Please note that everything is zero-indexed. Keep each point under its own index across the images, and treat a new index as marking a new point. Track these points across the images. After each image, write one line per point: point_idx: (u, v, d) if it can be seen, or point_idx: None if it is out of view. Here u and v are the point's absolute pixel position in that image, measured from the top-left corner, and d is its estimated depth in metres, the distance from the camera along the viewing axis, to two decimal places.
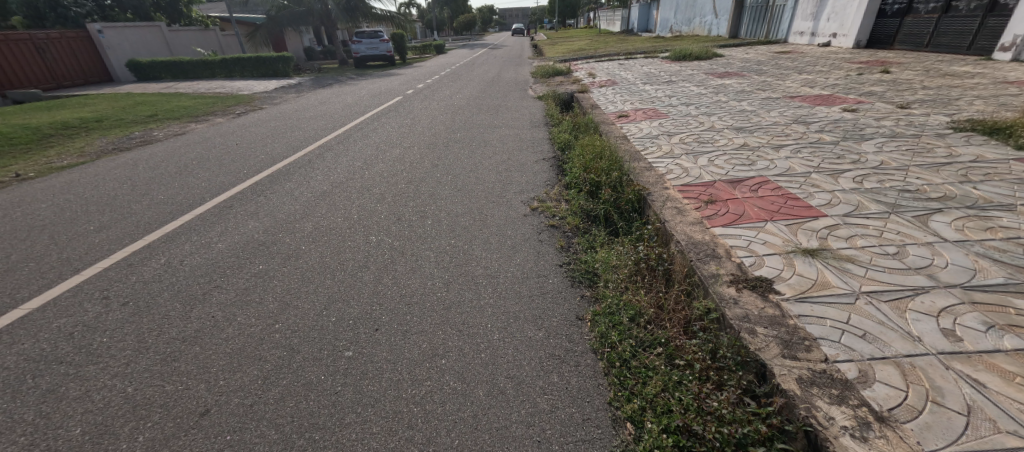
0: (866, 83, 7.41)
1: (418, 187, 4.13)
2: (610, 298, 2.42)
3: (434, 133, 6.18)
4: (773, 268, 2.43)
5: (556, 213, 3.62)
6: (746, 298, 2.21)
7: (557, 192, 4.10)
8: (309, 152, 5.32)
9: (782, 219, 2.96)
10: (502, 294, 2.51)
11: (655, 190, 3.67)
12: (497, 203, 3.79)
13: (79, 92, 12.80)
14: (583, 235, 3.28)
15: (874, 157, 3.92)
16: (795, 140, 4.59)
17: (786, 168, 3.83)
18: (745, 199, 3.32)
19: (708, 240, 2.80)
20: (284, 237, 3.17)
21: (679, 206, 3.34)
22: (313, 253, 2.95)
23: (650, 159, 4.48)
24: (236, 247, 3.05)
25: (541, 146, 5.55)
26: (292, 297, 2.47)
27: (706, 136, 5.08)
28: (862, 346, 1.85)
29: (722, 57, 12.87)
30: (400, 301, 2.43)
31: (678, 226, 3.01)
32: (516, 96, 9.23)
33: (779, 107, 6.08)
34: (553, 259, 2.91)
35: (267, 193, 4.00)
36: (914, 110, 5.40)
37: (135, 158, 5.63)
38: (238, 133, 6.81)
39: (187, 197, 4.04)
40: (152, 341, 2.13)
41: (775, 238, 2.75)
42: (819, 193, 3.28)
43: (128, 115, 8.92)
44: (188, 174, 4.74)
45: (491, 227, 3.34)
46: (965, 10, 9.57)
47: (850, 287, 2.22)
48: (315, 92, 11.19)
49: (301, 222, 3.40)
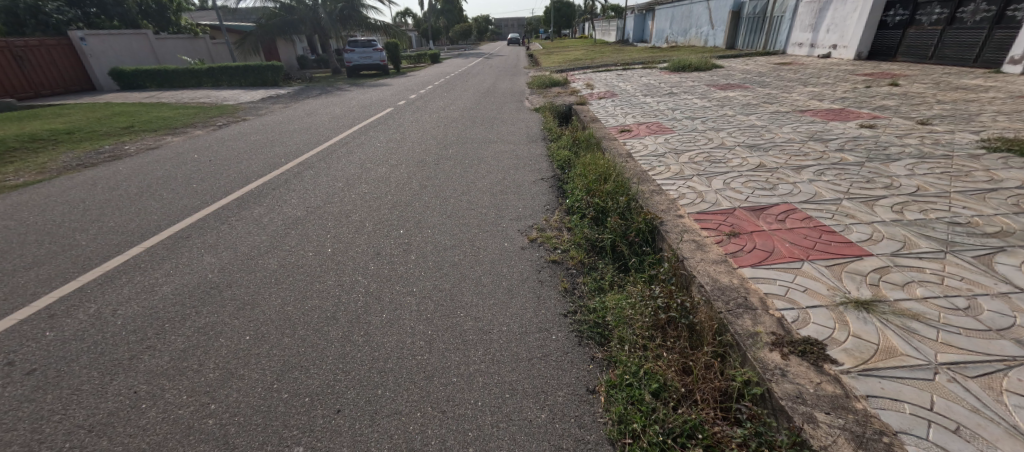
0: (876, 97, 7.09)
1: (402, 213, 3.70)
2: (628, 363, 2.01)
3: (424, 149, 5.76)
4: (822, 327, 2.02)
5: (558, 245, 3.20)
6: (795, 368, 1.80)
7: (558, 218, 3.67)
8: (286, 171, 4.87)
9: (819, 257, 2.56)
10: (496, 358, 2.08)
11: (668, 218, 3.27)
12: (491, 233, 3.36)
13: (56, 101, 12.26)
14: (588, 273, 2.87)
15: (908, 181, 3.54)
16: (815, 160, 4.22)
17: (812, 194, 3.44)
18: (772, 232, 2.92)
19: (737, 285, 2.40)
20: (242, 278, 2.73)
21: (697, 238, 2.94)
22: (274, 299, 2.51)
23: (659, 180, 4.10)
24: (181, 293, 2.59)
25: (539, 164, 5.16)
26: (238, 363, 2.02)
27: (718, 154, 4.69)
28: (961, 447, 1.44)
29: (722, 68, 12.60)
30: (370, 368, 1.99)
31: (701, 266, 2.60)
32: (512, 108, 8.84)
33: (791, 122, 5.72)
34: (556, 307, 2.48)
35: (232, 220, 3.57)
36: (937, 127, 5.05)
37: (97, 175, 5.16)
38: (214, 148, 6.35)
39: (140, 225, 3.58)
40: (49, 431, 1.69)
41: (817, 283, 2.34)
42: (857, 225, 2.89)
43: (103, 126, 8.44)
44: (149, 196, 4.28)
45: (483, 264, 2.91)
46: (970, 22, 9.35)
47: (925, 356, 1.81)
48: (303, 102, 10.77)
49: (264, 258, 2.96)
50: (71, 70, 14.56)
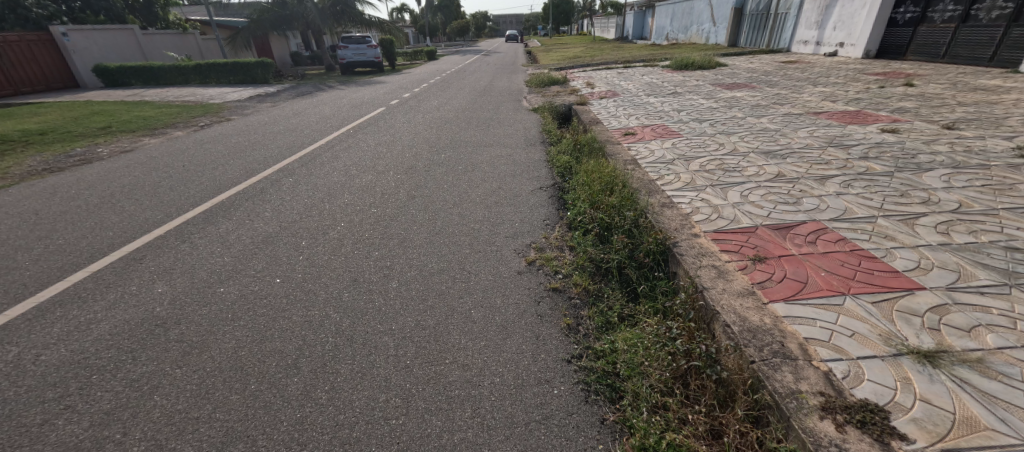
0: (892, 98, 6.73)
1: (385, 230, 3.33)
2: (647, 430, 1.66)
3: (415, 154, 5.38)
4: (881, 386, 1.68)
5: (559, 269, 2.83)
6: (856, 446, 1.45)
7: (559, 235, 3.31)
8: (264, 178, 4.49)
9: (863, 291, 2.21)
10: (486, 423, 1.72)
11: (681, 237, 2.90)
12: (484, 254, 3.00)
13: (35, 99, 11.79)
14: (594, 304, 2.52)
15: (946, 195, 3.20)
16: (839, 169, 3.87)
17: (843, 210, 3.09)
18: (804, 257, 2.56)
19: (770, 326, 2.04)
20: (193, 313, 2.36)
21: (718, 263, 2.59)
22: (228, 341, 2.14)
23: (669, 191, 3.75)
24: (119, 333, 2.22)
25: (538, 170, 4.80)
26: (172, 433, 1.66)
27: (731, 162, 4.33)
28: None
29: (726, 67, 12.23)
30: (332, 439, 1.63)
31: (724, 300, 2.24)
32: (509, 109, 8.45)
33: (806, 126, 5.36)
34: (558, 350, 2.13)
35: (195, 238, 3.21)
36: (965, 132, 4.70)
37: (59, 183, 4.77)
38: (191, 151, 5.95)
39: (92, 243, 3.21)
40: None
41: (867, 325, 1.98)
42: (900, 249, 2.54)
43: (78, 127, 8.01)
44: (110, 208, 3.90)
45: (474, 294, 2.54)
46: (985, 19, 9.00)
47: (1017, 431, 1.47)
48: (292, 101, 10.37)
49: (223, 287, 2.58)
50: (53, 67, 14.11)
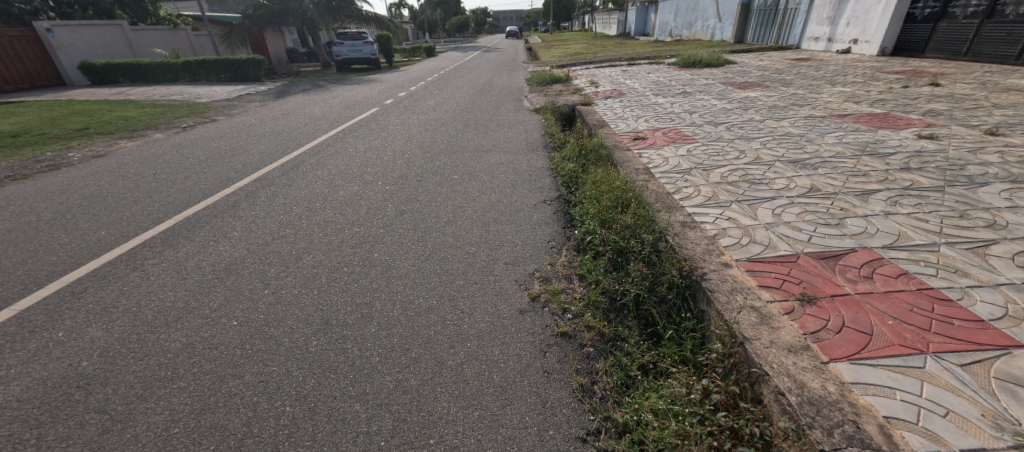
0: (920, 98, 6.30)
1: (368, 255, 2.91)
2: None
3: (406, 160, 4.96)
4: None
5: (568, 307, 2.41)
6: None
7: (567, 260, 2.89)
8: (239, 189, 4.09)
9: (946, 350, 1.79)
10: None
11: (710, 267, 2.47)
12: (480, 287, 2.57)
13: (16, 98, 11.35)
14: (610, 355, 2.09)
15: (1013, 217, 2.77)
16: (880, 182, 3.45)
17: (896, 235, 2.67)
18: (862, 298, 2.14)
19: (838, 397, 1.60)
20: (123, 371, 1.93)
21: (760, 303, 2.16)
22: (160, 412, 1.72)
23: (690, 207, 3.32)
24: (29, 398, 1.80)
25: (541, 179, 4.39)
26: None
27: (756, 172, 3.91)
28: None
29: (735, 64, 11.79)
30: None
31: (772, 355, 1.81)
32: (509, 109, 8.01)
33: (833, 130, 4.94)
34: (571, 423, 1.72)
35: (149, 265, 2.79)
36: (1011, 138, 4.27)
37: (17, 193, 4.36)
38: (168, 156, 5.54)
39: (29, 270, 2.80)
40: None
41: (964, 404, 1.56)
42: (979, 290, 2.12)
43: (55, 128, 7.59)
44: (60, 225, 3.49)
45: (468, 342, 2.12)
46: (1012, 15, 8.54)
47: None
48: (283, 101, 9.92)
49: (167, 334, 2.16)
50: (37, 64, 13.69)
